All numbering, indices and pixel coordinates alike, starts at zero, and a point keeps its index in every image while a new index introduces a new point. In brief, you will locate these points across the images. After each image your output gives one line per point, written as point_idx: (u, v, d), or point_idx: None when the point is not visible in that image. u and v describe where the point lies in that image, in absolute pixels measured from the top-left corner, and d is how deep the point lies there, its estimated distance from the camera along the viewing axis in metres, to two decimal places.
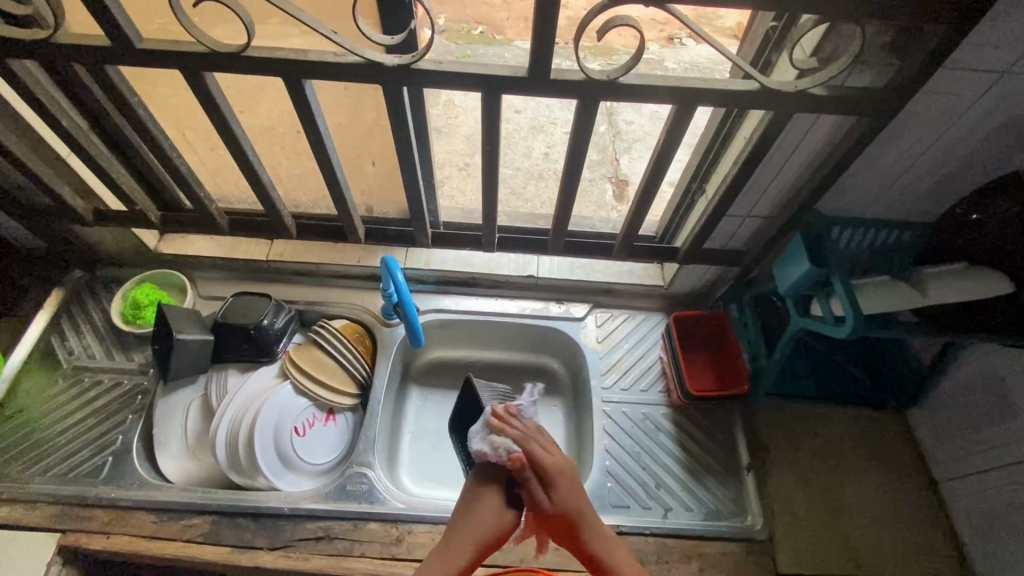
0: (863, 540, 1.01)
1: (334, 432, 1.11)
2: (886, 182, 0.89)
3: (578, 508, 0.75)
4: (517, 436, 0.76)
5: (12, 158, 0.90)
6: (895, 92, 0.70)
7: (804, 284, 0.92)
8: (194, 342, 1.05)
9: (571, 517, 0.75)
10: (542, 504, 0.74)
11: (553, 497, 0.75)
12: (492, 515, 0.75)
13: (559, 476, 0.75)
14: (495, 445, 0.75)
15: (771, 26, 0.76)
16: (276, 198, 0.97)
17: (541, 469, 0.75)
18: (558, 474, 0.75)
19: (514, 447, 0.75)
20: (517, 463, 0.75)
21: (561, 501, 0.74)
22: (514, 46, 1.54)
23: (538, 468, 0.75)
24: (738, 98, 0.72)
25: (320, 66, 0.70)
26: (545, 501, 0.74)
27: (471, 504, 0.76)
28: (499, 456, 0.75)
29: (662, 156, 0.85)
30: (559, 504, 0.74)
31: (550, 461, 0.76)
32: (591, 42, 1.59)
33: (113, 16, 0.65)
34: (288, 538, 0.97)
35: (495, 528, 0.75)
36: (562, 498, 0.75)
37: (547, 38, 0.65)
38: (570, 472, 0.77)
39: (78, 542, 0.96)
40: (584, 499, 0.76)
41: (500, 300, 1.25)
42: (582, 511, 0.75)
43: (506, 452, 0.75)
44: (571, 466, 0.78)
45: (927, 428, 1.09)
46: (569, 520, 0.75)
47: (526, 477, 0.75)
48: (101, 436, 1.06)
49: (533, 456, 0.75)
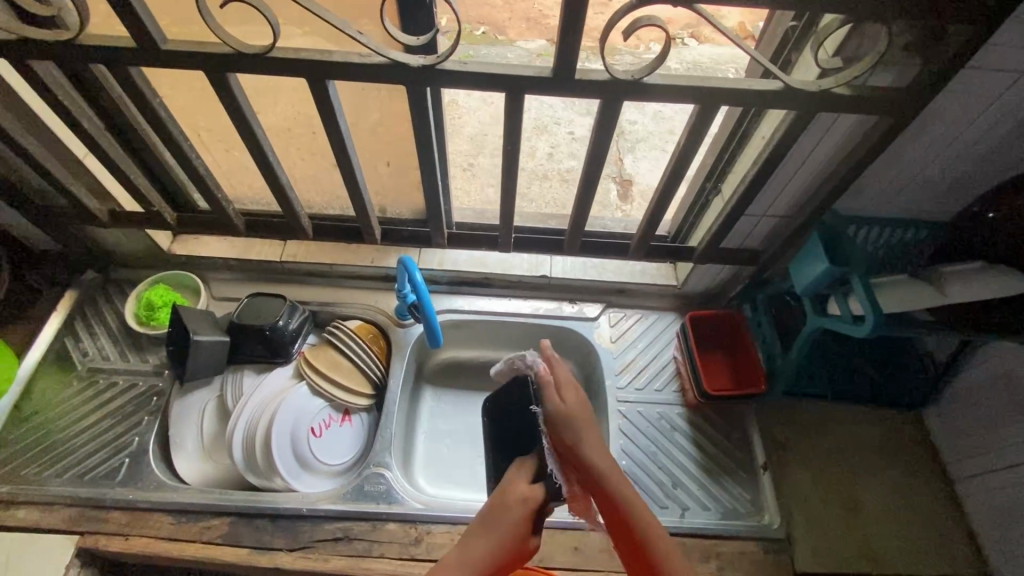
0: (880, 538, 1.01)
1: (350, 432, 1.11)
2: (904, 180, 0.89)
3: (584, 416, 0.73)
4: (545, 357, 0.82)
5: (31, 160, 0.89)
6: (920, 91, 0.70)
7: (822, 283, 0.92)
8: (212, 342, 1.04)
9: (577, 423, 0.72)
10: (554, 407, 0.74)
11: (565, 402, 0.75)
12: (513, 507, 0.67)
13: (571, 383, 0.77)
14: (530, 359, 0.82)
15: (791, 25, 0.77)
16: (293, 198, 0.97)
17: (557, 377, 0.78)
18: (567, 381, 0.77)
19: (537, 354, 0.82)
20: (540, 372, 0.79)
21: (571, 401, 0.74)
22: (517, 46, 1.54)
23: (554, 379, 0.78)
24: (762, 98, 0.73)
25: (345, 68, 0.71)
26: (555, 403, 0.74)
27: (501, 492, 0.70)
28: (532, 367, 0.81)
29: (682, 156, 0.85)
30: (567, 406, 0.74)
31: (564, 375, 0.79)
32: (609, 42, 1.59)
33: (139, 17, 0.65)
34: (307, 539, 0.97)
35: (513, 539, 0.66)
36: (572, 404, 0.74)
37: (573, 38, 0.65)
38: (580, 391, 0.77)
39: (97, 544, 0.96)
40: (591, 416, 0.74)
41: (513, 300, 1.25)
42: (587, 425, 0.72)
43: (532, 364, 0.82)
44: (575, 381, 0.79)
45: (942, 426, 1.09)
46: (577, 425, 0.72)
47: (543, 386, 0.77)
48: (117, 437, 1.05)
49: (551, 368, 0.80)
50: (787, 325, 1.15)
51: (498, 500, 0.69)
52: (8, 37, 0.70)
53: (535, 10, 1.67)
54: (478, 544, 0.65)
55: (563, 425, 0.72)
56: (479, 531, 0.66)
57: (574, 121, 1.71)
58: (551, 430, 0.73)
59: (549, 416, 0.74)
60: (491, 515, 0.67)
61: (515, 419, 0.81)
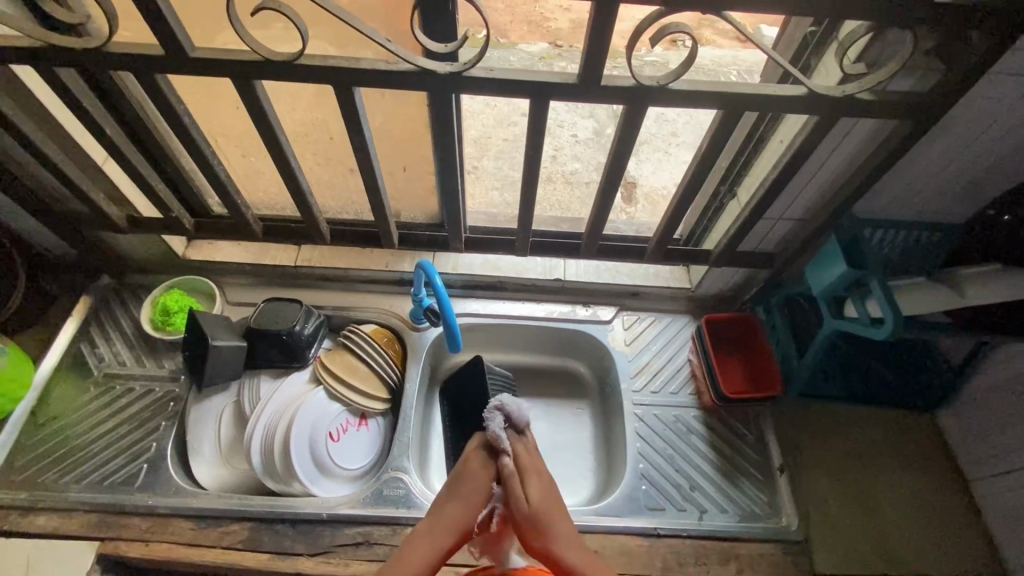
0: (897, 538, 1.02)
1: (367, 437, 1.11)
2: (924, 183, 0.89)
3: (553, 511, 0.69)
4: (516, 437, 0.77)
5: (52, 167, 0.89)
6: (943, 95, 0.70)
7: (840, 285, 0.93)
8: (230, 348, 1.04)
9: (544, 521, 0.67)
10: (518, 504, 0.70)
11: (529, 496, 0.70)
12: (475, 488, 0.72)
13: (535, 473, 0.73)
14: (496, 431, 0.76)
15: (810, 30, 0.78)
16: (312, 203, 0.98)
17: (522, 465, 0.74)
18: (533, 470, 0.73)
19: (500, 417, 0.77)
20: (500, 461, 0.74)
21: (538, 498, 0.70)
22: (519, 49, 1.54)
23: (519, 464, 0.74)
24: (785, 103, 0.73)
25: (372, 75, 0.72)
26: (520, 498, 0.70)
27: (460, 471, 0.74)
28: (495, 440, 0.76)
29: (702, 159, 0.86)
30: (533, 504, 0.69)
31: (529, 461, 0.75)
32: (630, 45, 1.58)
33: (170, 25, 0.66)
34: (327, 544, 0.97)
35: (479, 505, 0.71)
36: (537, 499, 0.70)
37: (601, 45, 0.66)
38: (545, 477, 0.74)
39: (118, 550, 0.95)
40: (559, 509, 0.69)
41: (527, 303, 1.26)
42: (555, 522, 0.67)
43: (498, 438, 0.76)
44: (539, 463, 0.75)
45: (957, 426, 1.10)
46: (542, 522, 0.67)
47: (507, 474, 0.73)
48: (135, 443, 1.05)
49: (516, 453, 0.75)
50: (802, 326, 1.16)
51: (457, 478, 0.73)
52: (38, 44, 0.70)
53: None
54: (437, 529, 0.67)
55: (529, 525, 0.68)
56: (438, 516, 0.68)
57: (578, 124, 1.72)
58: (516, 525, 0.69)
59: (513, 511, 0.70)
60: (460, 481, 0.72)
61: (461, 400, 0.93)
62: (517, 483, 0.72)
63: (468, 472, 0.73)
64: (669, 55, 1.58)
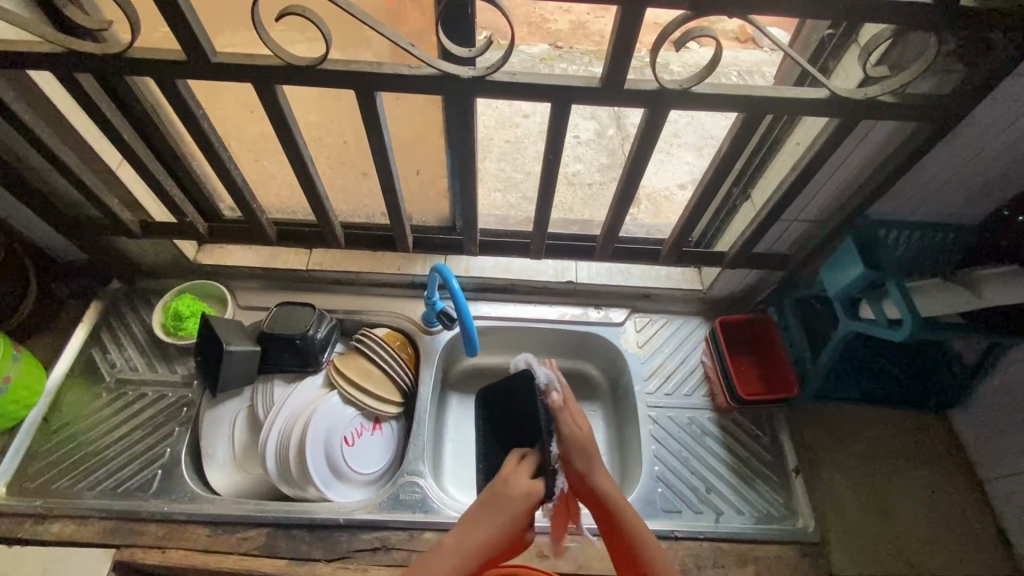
0: (913, 539, 1.02)
1: (381, 441, 1.10)
2: (941, 184, 0.89)
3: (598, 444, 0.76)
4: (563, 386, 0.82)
5: (67, 172, 0.89)
6: (965, 97, 0.71)
7: (856, 288, 0.93)
8: (244, 353, 1.04)
9: (591, 449, 0.75)
10: (572, 432, 0.76)
11: (580, 428, 0.77)
12: (512, 509, 0.69)
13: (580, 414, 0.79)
14: (546, 381, 0.81)
15: (828, 33, 0.78)
16: (328, 207, 0.97)
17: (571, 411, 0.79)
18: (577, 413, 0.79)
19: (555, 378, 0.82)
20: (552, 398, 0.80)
21: (588, 430, 0.77)
22: (521, 50, 1.54)
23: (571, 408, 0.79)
24: (806, 106, 0.73)
25: (393, 79, 0.71)
26: (570, 429, 0.76)
27: (504, 488, 0.71)
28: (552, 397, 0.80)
29: (721, 161, 0.86)
30: (585, 432, 0.76)
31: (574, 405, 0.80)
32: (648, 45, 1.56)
33: (193, 30, 0.65)
34: (345, 549, 0.97)
35: (509, 532, 0.69)
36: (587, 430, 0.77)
37: (625, 48, 0.66)
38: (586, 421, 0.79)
39: (134, 557, 0.95)
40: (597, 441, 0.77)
41: (539, 306, 1.25)
42: (595, 457, 0.75)
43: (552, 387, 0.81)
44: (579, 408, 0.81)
45: (971, 427, 1.10)
46: (590, 448, 0.75)
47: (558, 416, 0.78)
48: (148, 449, 1.05)
49: (565, 394, 0.81)
50: (815, 327, 1.16)
51: (496, 494, 0.71)
52: (58, 50, 0.69)
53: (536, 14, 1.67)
54: (484, 531, 0.67)
55: (576, 452, 0.75)
56: (480, 523, 0.68)
57: (580, 125, 1.72)
58: (563, 456, 0.75)
59: (565, 441, 0.75)
60: (496, 501, 0.70)
61: (507, 409, 0.88)
62: (568, 418, 0.78)
63: (511, 492, 0.70)
64: (670, 56, 1.58)
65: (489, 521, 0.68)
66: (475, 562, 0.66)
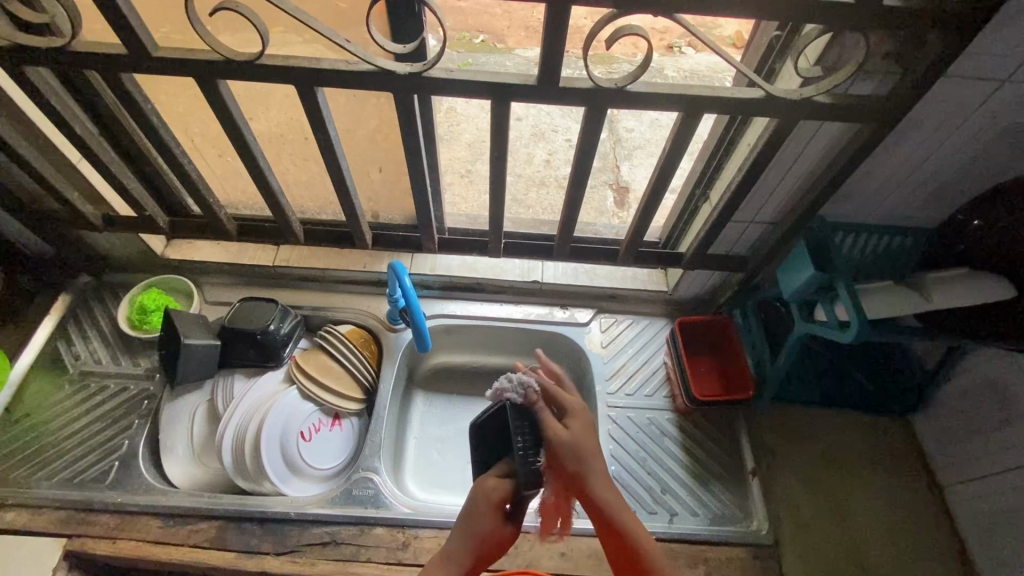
0: (868, 544, 1.02)
1: (340, 437, 1.11)
2: (891, 187, 0.89)
3: (591, 446, 0.74)
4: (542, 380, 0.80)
5: (25, 165, 0.91)
6: (898, 100, 0.71)
7: (807, 289, 0.92)
8: (203, 346, 1.05)
9: (583, 452, 0.73)
10: (555, 433, 0.74)
11: (569, 430, 0.75)
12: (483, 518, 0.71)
13: (578, 410, 0.78)
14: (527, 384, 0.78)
15: (775, 35, 0.77)
16: (283, 201, 0.98)
17: (559, 400, 0.79)
18: (577, 409, 0.78)
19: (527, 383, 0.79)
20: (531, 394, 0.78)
21: (576, 430, 0.75)
22: (516, 54, 1.46)
23: (559, 395, 0.79)
24: (741, 106, 0.74)
25: (332, 75, 0.72)
26: (559, 429, 0.74)
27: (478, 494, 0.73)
28: (524, 398, 0.78)
29: (668, 160, 0.87)
30: (574, 433, 0.74)
31: (570, 399, 0.80)
32: (600, 50, 1.55)
33: (131, 25, 0.67)
34: (294, 544, 0.97)
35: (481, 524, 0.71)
36: (576, 431, 0.75)
37: (557, 48, 0.67)
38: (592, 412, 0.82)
39: (84, 547, 0.96)
40: (595, 445, 0.75)
41: (506, 305, 1.26)
42: (591, 463, 0.73)
43: (529, 388, 0.78)
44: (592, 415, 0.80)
45: (931, 432, 1.09)
46: (579, 456, 0.73)
47: (540, 410, 0.77)
48: (107, 440, 1.06)
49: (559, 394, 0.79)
50: (776, 329, 1.16)
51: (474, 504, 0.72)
52: (3, 43, 0.71)
53: (534, 16, 1.61)
54: (467, 527, 0.71)
55: (569, 454, 0.72)
56: (470, 509, 0.72)
57: (571, 128, 1.72)
58: (550, 455, 0.74)
59: (550, 442, 0.73)
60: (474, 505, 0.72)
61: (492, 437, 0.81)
62: (575, 421, 0.76)
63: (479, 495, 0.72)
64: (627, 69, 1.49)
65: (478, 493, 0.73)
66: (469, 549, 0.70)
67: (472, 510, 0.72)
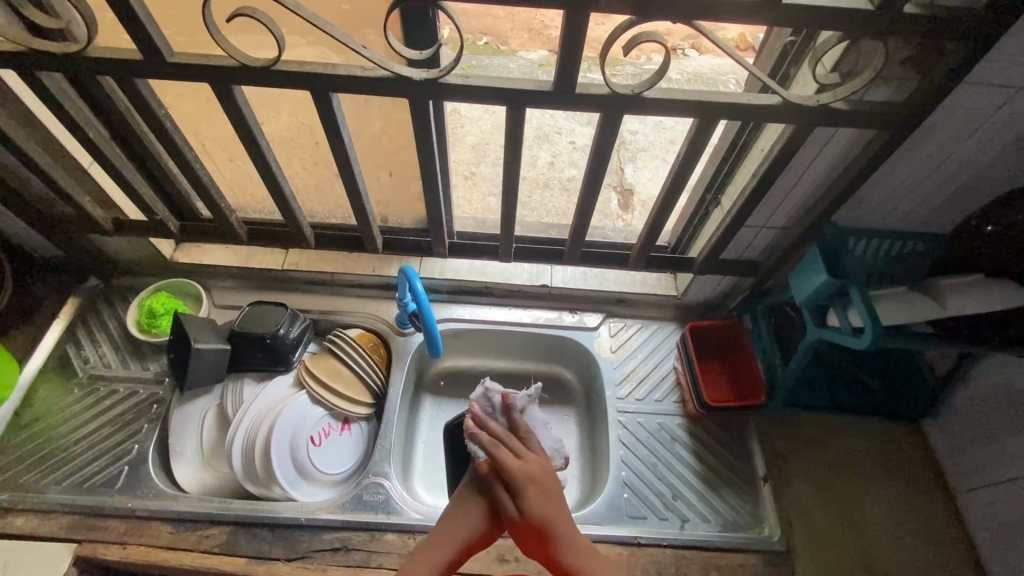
0: (881, 552, 1.01)
1: (349, 442, 1.10)
2: (905, 193, 0.89)
3: (547, 519, 0.74)
4: (484, 446, 0.80)
5: (36, 169, 0.90)
6: (916, 106, 0.71)
7: (820, 294, 0.92)
8: (213, 350, 1.05)
9: (539, 529, 0.74)
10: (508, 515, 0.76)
11: (521, 506, 0.76)
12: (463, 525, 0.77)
13: (528, 480, 0.77)
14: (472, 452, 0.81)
15: (789, 41, 0.77)
16: (294, 205, 0.98)
17: (506, 473, 0.77)
18: (525, 481, 0.76)
19: (477, 455, 0.80)
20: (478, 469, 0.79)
21: (528, 509, 0.75)
22: (519, 56, 1.47)
23: (504, 468, 0.77)
24: (757, 112, 0.74)
25: (347, 80, 0.72)
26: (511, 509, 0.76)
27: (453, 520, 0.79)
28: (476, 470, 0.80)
29: (681, 166, 0.86)
30: (527, 513, 0.75)
31: (520, 467, 0.78)
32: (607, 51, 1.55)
33: (147, 30, 0.67)
34: (305, 549, 0.97)
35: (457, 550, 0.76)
36: (527, 510, 0.75)
37: (574, 55, 0.67)
38: (546, 467, 0.79)
39: (95, 552, 0.96)
40: (554, 515, 0.75)
41: (514, 309, 1.26)
42: (555, 532, 0.74)
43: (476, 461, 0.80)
44: (547, 478, 0.78)
45: (942, 437, 1.09)
46: (536, 532, 0.74)
47: (492, 484, 0.78)
48: (117, 445, 1.06)
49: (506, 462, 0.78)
50: (787, 334, 1.15)
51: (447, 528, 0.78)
52: (19, 48, 0.70)
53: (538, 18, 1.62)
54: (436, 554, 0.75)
55: (524, 532, 0.75)
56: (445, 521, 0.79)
57: (575, 130, 1.72)
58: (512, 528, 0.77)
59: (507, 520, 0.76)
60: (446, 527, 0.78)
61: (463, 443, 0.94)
62: (529, 495, 0.76)
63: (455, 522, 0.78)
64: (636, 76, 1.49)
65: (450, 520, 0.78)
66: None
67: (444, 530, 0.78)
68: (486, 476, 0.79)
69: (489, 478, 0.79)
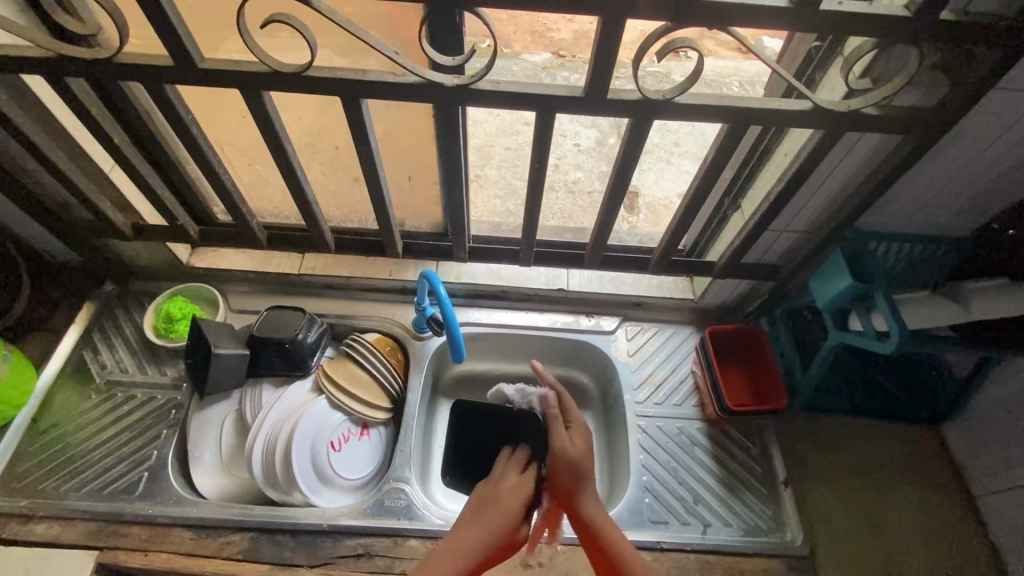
0: (903, 556, 1.01)
1: (369, 447, 1.10)
2: (928, 197, 0.89)
3: (591, 464, 0.84)
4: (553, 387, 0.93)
5: (59, 175, 0.90)
6: (947, 112, 0.71)
7: (843, 299, 0.92)
8: (233, 356, 1.04)
9: (583, 469, 0.83)
10: (564, 444, 0.84)
11: (573, 442, 0.85)
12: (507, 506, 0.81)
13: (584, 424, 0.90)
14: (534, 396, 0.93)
15: (815, 45, 0.77)
16: (316, 210, 0.98)
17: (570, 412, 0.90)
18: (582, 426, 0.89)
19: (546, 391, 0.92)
20: (548, 399, 0.91)
21: (579, 446, 0.85)
22: (523, 58, 1.47)
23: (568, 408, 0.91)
24: (788, 117, 0.74)
25: (378, 86, 0.72)
26: (567, 440, 0.85)
27: (492, 490, 0.83)
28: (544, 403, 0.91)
29: (706, 171, 0.86)
30: (578, 448, 0.84)
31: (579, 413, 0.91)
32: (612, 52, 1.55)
33: (180, 37, 0.66)
34: (327, 555, 0.97)
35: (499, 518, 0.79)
36: (579, 445, 0.85)
37: (607, 61, 0.67)
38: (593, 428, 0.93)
39: (117, 559, 0.95)
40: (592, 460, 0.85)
41: (530, 312, 1.25)
42: (589, 482, 0.83)
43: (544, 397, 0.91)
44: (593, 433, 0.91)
45: (961, 439, 1.09)
46: (578, 469, 0.82)
47: (552, 418, 0.88)
48: (136, 451, 1.05)
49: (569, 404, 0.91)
50: (806, 338, 1.15)
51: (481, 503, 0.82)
52: (49, 54, 0.70)
53: None
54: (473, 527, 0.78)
55: (565, 469, 0.82)
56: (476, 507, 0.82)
57: (579, 132, 1.72)
58: (554, 467, 0.83)
59: (557, 450, 0.84)
60: (483, 503, 0.81)
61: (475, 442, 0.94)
62: (580, 435, 0.87)
63: (493, 494, 0.82)
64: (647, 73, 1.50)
65: (488, 501, 0.81)
66: (483, 549, 0.77)
67: (480, 504, 0.81)
68: (552, 406, 0.90)
69: (552, 410, 0.90)
